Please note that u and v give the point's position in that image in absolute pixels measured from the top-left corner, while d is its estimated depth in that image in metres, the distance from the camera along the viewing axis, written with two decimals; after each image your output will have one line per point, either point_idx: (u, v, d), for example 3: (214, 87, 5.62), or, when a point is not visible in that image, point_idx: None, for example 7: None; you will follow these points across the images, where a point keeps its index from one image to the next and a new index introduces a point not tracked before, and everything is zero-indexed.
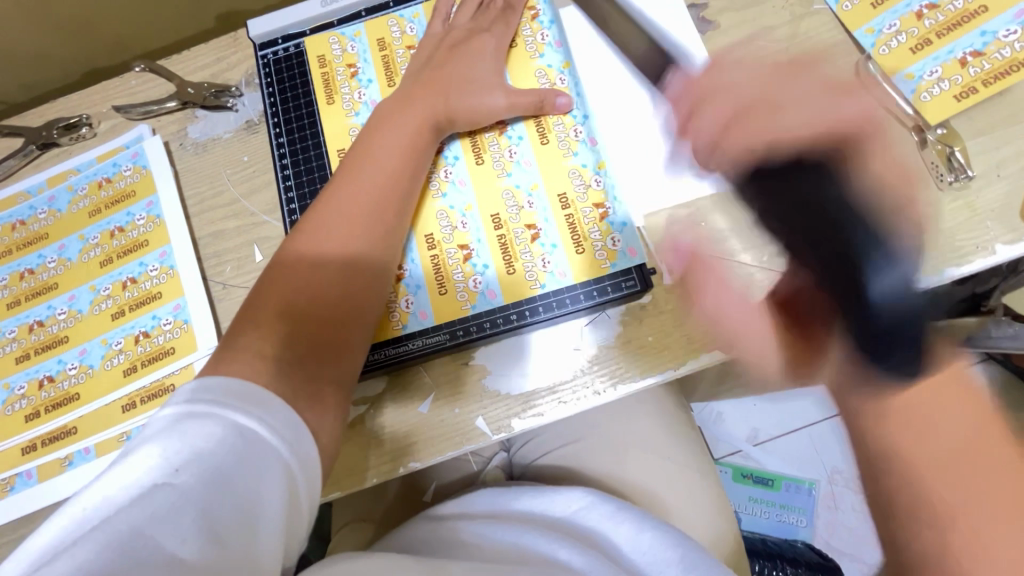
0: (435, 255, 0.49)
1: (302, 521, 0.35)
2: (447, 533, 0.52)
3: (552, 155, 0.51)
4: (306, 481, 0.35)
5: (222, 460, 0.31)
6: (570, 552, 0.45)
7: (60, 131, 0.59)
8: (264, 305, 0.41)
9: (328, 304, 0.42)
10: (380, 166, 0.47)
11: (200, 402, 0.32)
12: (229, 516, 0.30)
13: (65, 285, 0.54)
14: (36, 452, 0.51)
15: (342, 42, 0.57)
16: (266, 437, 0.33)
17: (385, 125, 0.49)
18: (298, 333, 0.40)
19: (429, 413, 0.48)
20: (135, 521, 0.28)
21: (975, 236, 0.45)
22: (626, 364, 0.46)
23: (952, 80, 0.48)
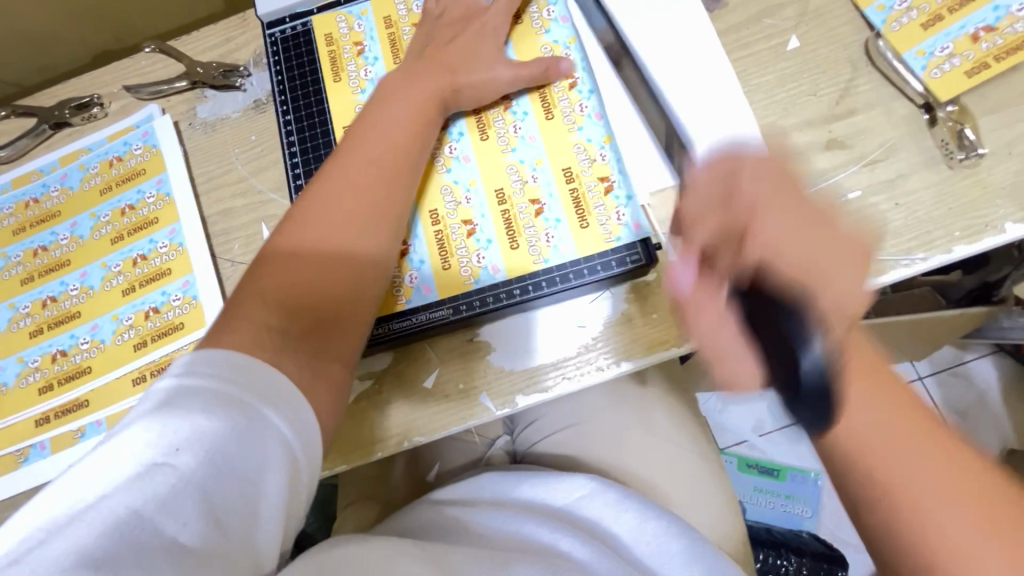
0: (439, 230, 0.50)
1: (305, 498, 0.36)
2: (446, 520, 0.51)
3: (557, 131, 0.51)
4: (309, 458, 0.35)
5: (223, 440, 0.31)
6: (573, 543, 0.46)
7: (72, 111, 0.60)
8: (269, 277, 0.41)
9: (334, 277, 0.42)
10: (382, 140, 0.47)
11: (200, 377, 0.33)
12: (233, 494, 0.31)
13: (77, 261, 0.55)
14: (49, 425, 0.52)
15: (349, 20, 0.57)
16: (269, 415, 0.33)
17: (389, 100, 0.49)
18: (298, 306, 0.40)
19: (434, 389, 0.48)
20: (139, 500, 0.29)
21: (986, 215, 0.45)
22: (630, 342, 0.47)
23: (964, 56, 0.47)
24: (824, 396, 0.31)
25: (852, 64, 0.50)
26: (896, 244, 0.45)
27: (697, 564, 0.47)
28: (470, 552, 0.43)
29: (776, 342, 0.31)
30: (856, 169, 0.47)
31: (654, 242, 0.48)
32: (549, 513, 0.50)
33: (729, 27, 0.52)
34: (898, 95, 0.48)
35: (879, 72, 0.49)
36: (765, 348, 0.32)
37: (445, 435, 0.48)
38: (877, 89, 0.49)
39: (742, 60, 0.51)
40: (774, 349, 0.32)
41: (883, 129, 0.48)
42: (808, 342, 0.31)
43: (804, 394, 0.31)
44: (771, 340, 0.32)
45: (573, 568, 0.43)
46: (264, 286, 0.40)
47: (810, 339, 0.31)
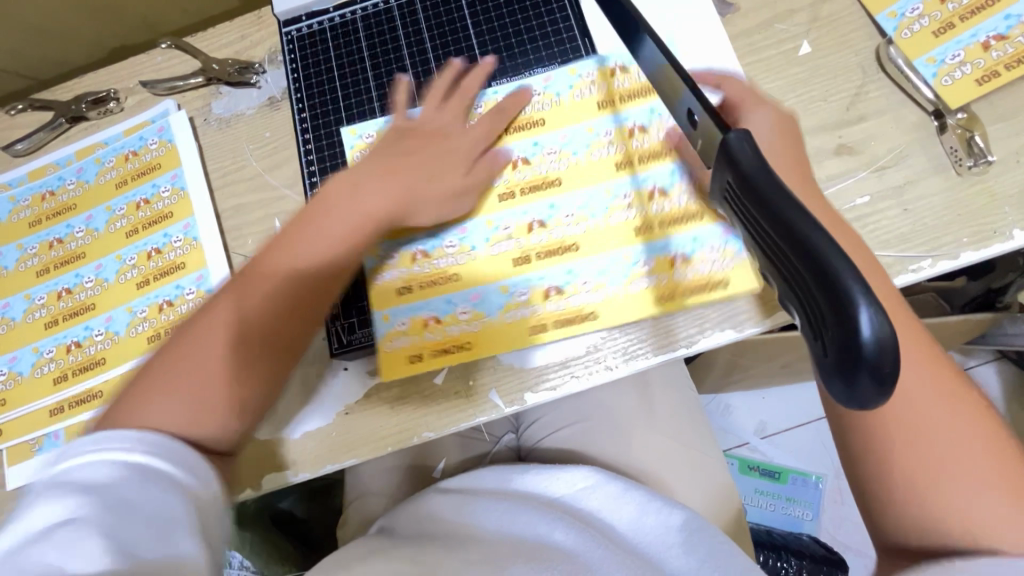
0: (650, 230, 0.48)
1: (219, 530, 0.37)
2: (449, 511, 0.52)
3: (568, 111, 0.51)
4: (209, 505, 0.37)
5: (116, 493, 0.33)
6: (568, 533, 0.46)
7: (88, 105, 0.61)
8: (186, 380, 0.41)
9: (250, 361, 0.43)
10: (319, 242, 0.46)
11: (86, 451, 0.34)
12: (141, 539, 0.32)
13: (92, 254, 0.56)
14: (64, 414, 0.53)
15: (356, 148, 0.53)
16: (159, 467, 0.35)
17: (351, 186, 0.49)
18: (200, 402, 0.41)
19: (444, 385, 0.49)
20: (43, 561, 0.30)
21: (993, 222, 0.45)
22: (639, 341, 0.47)
23: (975, 64, 0.47)
24: (884, 369, 0.19)
25: (863, 70, 0.50)
26: (903, 248, 0.46)
27: (692, 555, 0.47)
28: (464, 559, 0.43)
29: (816, 288, 0.21)
30: (865, 174, 0.48)
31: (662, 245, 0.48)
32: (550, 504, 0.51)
33: (741, 31, 0.53)
34: (909, 101, 0.49)
35: (890, 78, 0.50)
36: (822, 318, 0.20)
37: (453, 430, 0.49)
38: (887, 95, 0.49)
39: (753, 65, 0.52)
40: (826, 309, 0.20)
41: (893, 135, 0.48)
42: (862, 308, 0.19)
43: (860, 367, 0.19)
44: (816, 303, 0.21)
45: (565, 559, 0.44)
46: (177, 367, 0.42)
47: (864, 303, 0.19)
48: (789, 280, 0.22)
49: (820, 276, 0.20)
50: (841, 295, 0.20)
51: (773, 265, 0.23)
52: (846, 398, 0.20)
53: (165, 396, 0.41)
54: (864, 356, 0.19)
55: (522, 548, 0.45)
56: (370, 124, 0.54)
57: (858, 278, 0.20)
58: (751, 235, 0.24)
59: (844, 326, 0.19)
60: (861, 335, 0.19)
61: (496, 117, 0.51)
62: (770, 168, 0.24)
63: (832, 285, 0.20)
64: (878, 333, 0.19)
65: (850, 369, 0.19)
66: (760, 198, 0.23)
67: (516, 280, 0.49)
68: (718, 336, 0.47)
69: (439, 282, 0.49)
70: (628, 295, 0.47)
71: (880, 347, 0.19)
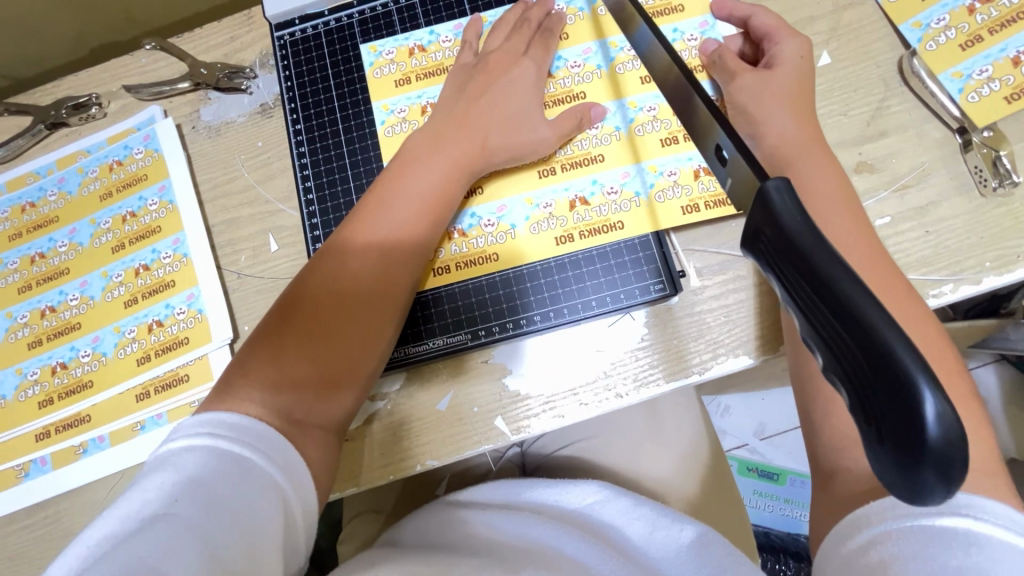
0: (676, 142, 0.48)
1: (300, 541, 0.36)
2: (454, 524, 0.48)
3: (589, 28, 0.52)
4: (303, 508, 0.36)
5: (217, 488, 0.32)
6: (579, 546, 0.43)
7: (68, 110, 0.57)
8: (257, 376, 0.39)
9: (335, 353, 0.41)
10: (391, 224, 0.44)
11: (194, 434, 0.34)
12: (228, 547, 0.31)
13: (77, 271, 0.53)
14: (50, 440, 0.51)
15: (387, 125, 0.52)
16: (257, 461, 0.34)
17: (404, 166, 0.46)
18: (294, 397, 0.39)
19: (448, 411, 0.47)
20: (138, 552, 0.29)
21: (1018, 245, 0.44)
22: (650, 368, 0.45)
23: (1004, 81, 0.46)
24: (952, 466, 0.17)
25: (886, 84, 0.48)
26: (926, 271, 0.44)
27: (701, 568, 0.42)
28: (477, 561, 0.41)
29: (871, 369, 0.19)
30: (886, 193, 0.46)
31: (677, 269, 0.47)
32: (560, 516, 0.48)
33: None
34: (932, 117, 0.47)
35: (913, 93, 0.48)
36: (875, 402, 0.19)
37: (459, 458, 0.47)
38: (910, 110, 0.47)
39: None
40: (879, 393, 0.18)
41: (915, 152, 0.46)
42: (926, 393, 0.17)
43: (923, 461, 0.17)
44: (869, 385, 0.19)
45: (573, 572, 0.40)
46: (256, 373, 0.39)
47: (928, 392, 0.17)
48: (836, 354, 0.20)
49: (878, 355, 0.19)
50: (903, 376, 0.18)
51: (817, 334, 0.21)
52: (904, 493, 0.18)
53: (238, 392, 0.38)
54: (928, 447, 0.17)
55: (532, 555, 0.42)
56: (389, 43, 0.54)
57: (917, 357, 0.18)
58: (789, 298, 0.22)
59: (906, 414, 0.18)
60: (926, 428, 0.17)
61: (545, 40, 0.51)
62: (814, 225, 0.22)
63: (893, 368, 0.18)
64: (943, 428, 0.17)
65: (912, 463, 0.18)
66: (803, 259, 0.21)
67: (543, 203, 0.49)
68: (735, 362, 0.45)
69: (480, 261, 0.48)
70: (653, 206, 0.47)
71: (949, 444, 0.17)
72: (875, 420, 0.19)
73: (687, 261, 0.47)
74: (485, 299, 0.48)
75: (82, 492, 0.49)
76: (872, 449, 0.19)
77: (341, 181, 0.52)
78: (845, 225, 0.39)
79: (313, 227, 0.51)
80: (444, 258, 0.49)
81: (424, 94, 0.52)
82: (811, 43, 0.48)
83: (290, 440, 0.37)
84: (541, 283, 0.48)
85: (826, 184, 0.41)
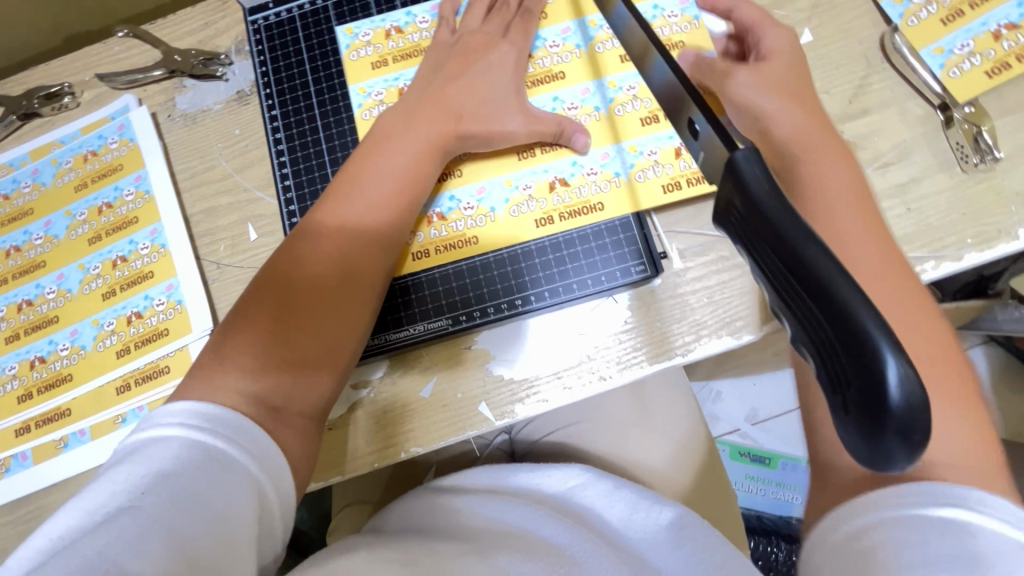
0: (655, 120, 0.48)
1: (277, 531, 0.36)
2: (439, 509, 0.48)
3: (568, 6, 0.51)
4: (280, 498, 0.36)
5: (187, 478, 0.32)
6: (556, 528, 0.42)
7: (41, 100, 0.56)
8: (233, 363, 0.38)
9: (312, 341, 0.40)
10: (367, 209, 0.43)
11: (169, 423, 0.34)
12: (198, 537, 0.30)
13: (53, 263, 0.53)
14: (30, 435, 0.50)
15: (365, 108, 0.51)
16: (232, 452, 0.34)
17: (379, 148, 0.45)
18: (273, 383, 0.38)
19: (431, 398, 0.46)
20: (99, 545, 0.28)
21: (999, 221, 0.43)
22: (633, 350, 0.45)
23: (984, 55, 0.46)
24: (914, 433, 0.17)
25: (867, 61, 0.48)
26: (909, 248, 0.44)
27: (679, 551, 0.42)
28: (454, 548, 0.41)
29: (837, 336, 0.18)
30: (869, 171, 0.46)
31: (658, 251, 0.46)
32: (543, 500, 0.47)
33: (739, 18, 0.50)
34: (914, 94, 0.47)
35: (895, 69, 0.47)
36: (840, 370, 0.18)
37: (443, 445, 0.47)
38: (892, 87, 0.47)
39: None
40: (843, 359, 0.18)
41: (898, 129, 0.46)
42: (889, 360, 0.17)
43: (886, 428, 0.17)
44: (834, 353, 0.19)
45: (549, 553, 0.40)
46: (232, 359, 0.38)
47: (890, 357, 0.17)
48: (804, 322, 0.20)
49: (841, 325, 0.18)
50: (867, 342, 0.18)
51: (786, 304, 0.21)
52: (867, 461, 0.18)
53: (212, 379, 0.37)
54: (890, 412, 0.17)
55: (510, 540, 0.41)
56: (365, 25, 0.53)
57: (881, 325, 0.18)
58: (760, 269, 0.22)
59: (868, 381, 0.17)
60: (888, 393, 0.17)
61: (523, 21, 0.50)
62: (782, 194, 0.21)
63: (855, 337, 0.18)
64: (907, 394, 0.17)
65: (875, 430, 0.18)
66: (771, 227, 0.21)
67: (522, 185, 0.48)
68: (717, 343, 0.45)
69: (459, 244, 0.48)
70: (633, 185, 0.47)
71: (912, 409, 0.17)
72: (842, 387, 0.19)
73: (668, 242, 0.47)
74: (466, 284, 0.48)
75: (63, 486, 0.49)
76: (838, 417, 0.19)
77: (318, 167, 0.51)
78: None
79: (290, 214, 0.50)
80: (422, 241, 0.48)
81: (401, 76, 0.51)
82: (796, 35, 0.46)
83: (266, 428, 0.37)
84: (522, 267, 0.47)
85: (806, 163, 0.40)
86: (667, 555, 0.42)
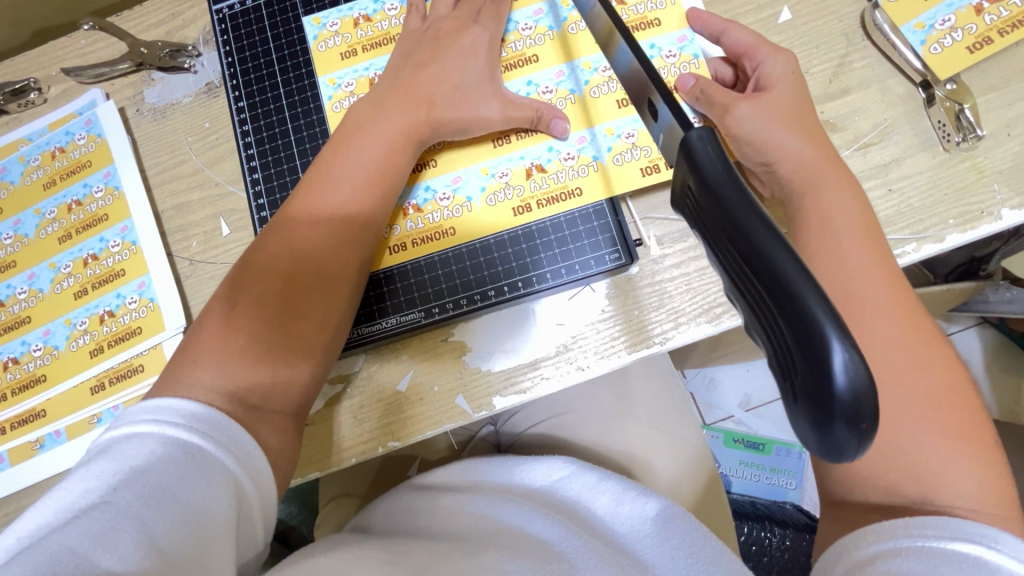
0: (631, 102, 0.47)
1: (257, 528, 0.35)
2: (424, 506, 0.48)
3: None
4: (259, 493, 0.35)
5: (161, 475, 0.31)
6: (544, 523, 0.42)
7: (6, 97, 0.55)
8: (201, 362, 0.37)
9: (281, 336, 0.39)
10: (338, 200, 0.42)
11: (141, 421, 0.33)
12: (170, 534, 0.29)
13: (24, 263, 0.52)
14: (6, 436, 0.49)
15: (335, 99, 0.50)
16: (208, 448, 0.33)
17: (350, 138, 0.44)
18: (247, 381, 0.37)
19: (408, 392, 0.46)
20: (68, 541, 0.28)
21: (981, 201, 0.43)
22: (612, 339, 0.44)
23: (966, 30, 0.45)
24: (860, 418, 0.17)
25: (848, 39, 0.47)
26: (890, 230, 0.43)
27: (666, 543, 0.42)
28: (438, 548, 0.40)
29: (783, 322, 0.18)
30: (849, 152, 0.45)
31: (633, 238, 0.46)
32: (528, 494, 0.47)
33: None
34: (895, 72, 0.45)
35: (875, 47, 0.46)
36: (788, 356, 0.18)
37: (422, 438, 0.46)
38: (872, 65, 0.46)
39: None
40: (790, 345, 0.18)
41: (878, 109, 0.45)
42: (834, 345, 0.17)
43: (835, 415, 0.17)
44: (783, 339, 0.18)
45: (537, 549, 0.39)
46: (203, 357, 0.37)
47: (835, 341, 0.17)
48: (755, 309, 0.19)
49: (788, 311, 0.18)
50: (813, 328, 0.17)
51: (737, 290, 0.20)
52: (820, 447, 0.18)
53: (178, 380, 0.36)
54: (834, 398, 0.17)
55: (495, 537, 0.41)
56: (333, 13, 0.51)
57: (829, 310, 0.17)
58: (711, 254, 0.22)
59: (815, 367, 0.17)
60: (832, 380, 0.17)
61: (494, 8, 0.49)
62: (736, 175, 0.21)
63: (802, 323, 0.17)
64: (851, 380, 0.17)
65: (823, 418, 0.17)
66: (722, 210, 0.20)
67: (499, 172, 0.47)
68: (698, 331, 0.44)
69: (437, 236, 0.47)
70: (610, 169, 0.46)
71: (855, 396, 0.17)
72: (790, 375, 0.18)
73: (645, 230, 0.46)
74: (439, 275, 0.47)
75: (40, 488, 0.48)
76: (788, 404, 0.19)
77: (287, 159, 0.50)
78: (798, 187, 0.38)
79: (259, 208, 0.49)
80: (399, 235, 0.47)
81: (371, 65, 0.50)
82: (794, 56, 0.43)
83: (243, 425, 0.36)
84: (496, 257, 0.46)
85: (785, 151, 0.39)
86: (654, 547, 0.41)
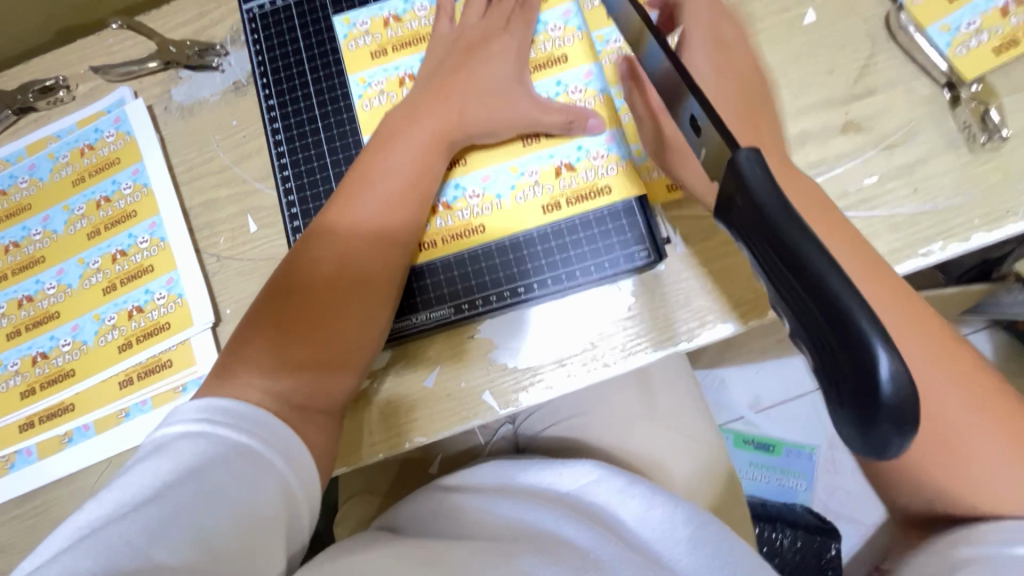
0: None
1: (305, 526, 0.35)
2: (449, 507, 0.48)
3: None
4: (305, 489, 0.35)
5: (214, 473, 0.31)
6: (577, 527, 0.42)
7: (35, 95, 0.56)
8: (250, 364, 0.38)
9: (325, 339, 0.40)
10: (381, 207, 0.43)
11: (193, 420, 0.34)
12: (223, 530, 0.30)
13: (53, 258, 0.52)
14: (34, 430, 0.50)
15: (365, 98, 0.51)
16: (258, 448, 0.33)
17: (386, 144, 0.45)
18: (291, 380, 0.38)
19: (435, 388, 0.46)
20: (127, 534, 0.28)
21: (1008, 201, 0.43)
22: (638, 336, 0.45)
23: (992, 32, 0.45)
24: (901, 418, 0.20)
25: (873, 39, 0.47)
26: (917, 229, 0.43)
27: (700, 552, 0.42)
28: (475, 547, 0.40)
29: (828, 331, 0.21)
30: (875, 152, 0.45)
31: (662, 236, 0.46)
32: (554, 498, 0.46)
33: None
34: (920, 73, 0.46)
35: (901, 48, 0.47)
36: (834, 367, 0.21)
37: (447, 435, 0.46)
38: (898, 66, 0.46)
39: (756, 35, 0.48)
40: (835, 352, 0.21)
41: (904, 110, 0.45)
42: (878, 355, 0.20)
43: (881, 418, 0.20)
44: (829, 352, 0.21)
45: (575, 555, 0.39)
46: (250, 360, 0.38)
47: (880, 353, 0.20)
48: (800, 322, 0.22)
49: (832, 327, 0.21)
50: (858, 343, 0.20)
51: (783, 300, 0.23)
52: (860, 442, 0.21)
53: (224, 383, 0.37)
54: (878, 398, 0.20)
55: (529, 539, 0.41)
56: (363, 13, 0.52)
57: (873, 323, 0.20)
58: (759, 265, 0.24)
59: (862, 373, 0.20)
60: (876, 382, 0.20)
61: (524, 11, 0.49)
62: (783, 193, 0.22)
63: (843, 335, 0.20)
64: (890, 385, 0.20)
65: (867, 418, 0.20)
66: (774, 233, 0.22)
67: (528, 171, 0.47)
68: (719, 330, 0.44)
69: (467, 233, 0.47)
70: (638, 170, 0.46)
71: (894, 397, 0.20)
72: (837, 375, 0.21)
73: (673, 228, 0.46)
74: (468, 272, 0.47)
75: (68, 481, 0.49)
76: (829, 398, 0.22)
77: (317, 157, 0.51)
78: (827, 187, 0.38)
79: (289, 205, 0.50)
80: (429, 232, 0.48)
81: (402, 66, 0.51)
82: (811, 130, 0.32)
83: (291, 424, 0.36)
84: (528, 257, 0.47)
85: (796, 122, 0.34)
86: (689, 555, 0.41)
